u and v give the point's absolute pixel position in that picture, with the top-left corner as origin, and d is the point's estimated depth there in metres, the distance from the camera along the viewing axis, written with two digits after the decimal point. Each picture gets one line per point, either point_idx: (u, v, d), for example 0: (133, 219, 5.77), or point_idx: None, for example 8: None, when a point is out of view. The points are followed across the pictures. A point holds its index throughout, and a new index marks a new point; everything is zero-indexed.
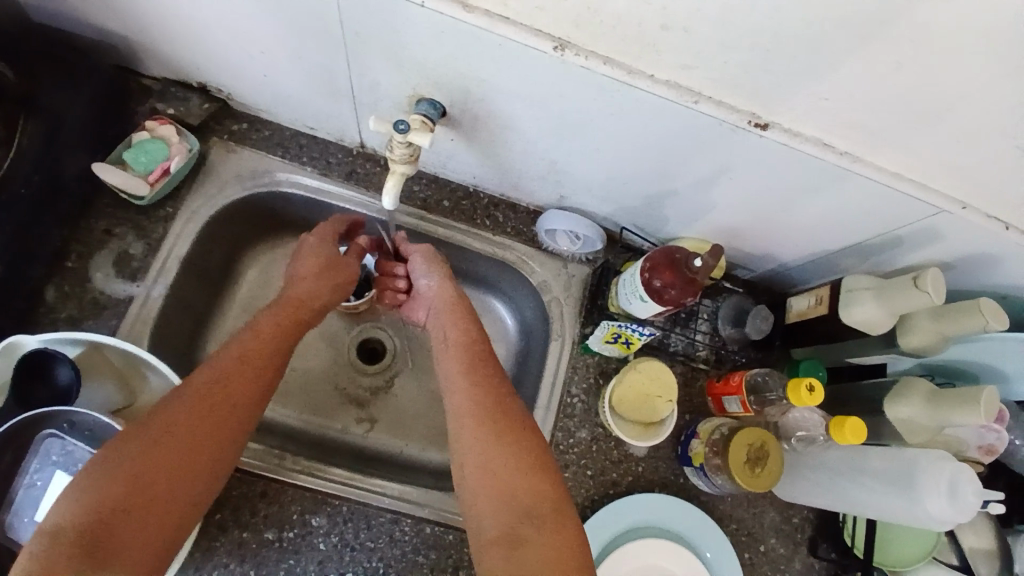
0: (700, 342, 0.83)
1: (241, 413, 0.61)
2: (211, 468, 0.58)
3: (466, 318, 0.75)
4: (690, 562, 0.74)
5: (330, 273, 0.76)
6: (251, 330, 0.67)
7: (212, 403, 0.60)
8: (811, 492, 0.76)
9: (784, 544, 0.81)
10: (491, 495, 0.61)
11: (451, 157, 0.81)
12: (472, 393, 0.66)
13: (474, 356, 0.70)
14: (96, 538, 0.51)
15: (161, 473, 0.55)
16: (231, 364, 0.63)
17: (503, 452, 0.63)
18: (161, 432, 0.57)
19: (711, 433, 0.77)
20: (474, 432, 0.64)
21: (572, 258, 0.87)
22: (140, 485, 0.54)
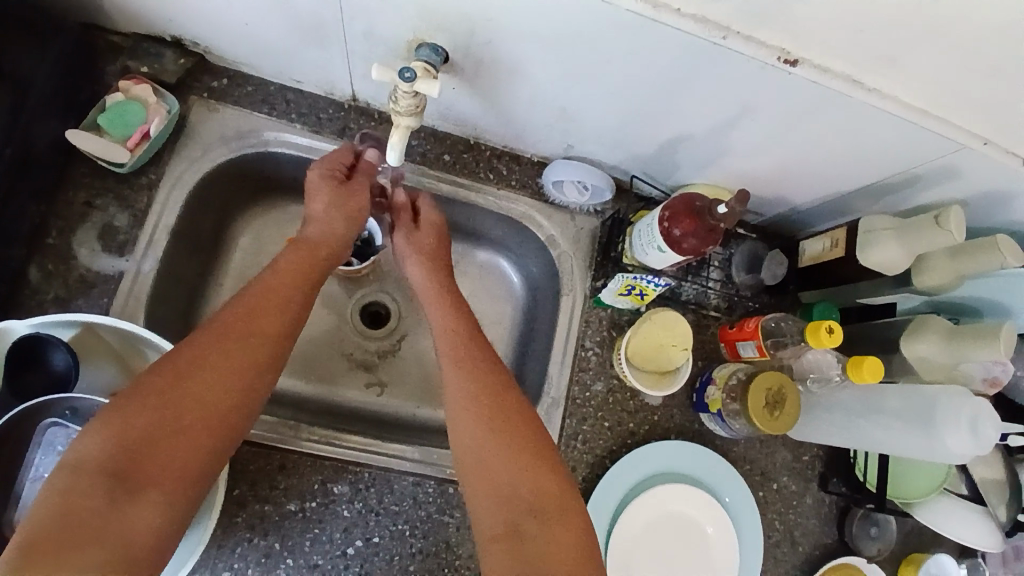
0: (713, 290, 0.81)
1: (266, 343, 0.60)
2: (239, 398, 0.57)
3: (455, 309, 0.71)
4: (709, 506, 0.76)
5: (343, 205, 0.71)
6: (272, 270, 0.65)
7: (234, 338, 0.58)
8: (826, 431, 0.77)
9: (796, 482, 0.83)
10: (493, 491, 0.60)
11: (450, 108, 0.76)
12: (466, 386, 0.64)
13: (464, 347, 0.67)
14: (122, 471, 0.50)
15: (182, 424, 0.54)
16: (253, 299, 0.61)
17: (510, 442, 0.61)
18: (184, 367, 0.55)
19: (727, 380, 0.77)
20: (471, 427, 0.63)
21: (580, 210, 0.84)
22: (164, 422, 0.53)
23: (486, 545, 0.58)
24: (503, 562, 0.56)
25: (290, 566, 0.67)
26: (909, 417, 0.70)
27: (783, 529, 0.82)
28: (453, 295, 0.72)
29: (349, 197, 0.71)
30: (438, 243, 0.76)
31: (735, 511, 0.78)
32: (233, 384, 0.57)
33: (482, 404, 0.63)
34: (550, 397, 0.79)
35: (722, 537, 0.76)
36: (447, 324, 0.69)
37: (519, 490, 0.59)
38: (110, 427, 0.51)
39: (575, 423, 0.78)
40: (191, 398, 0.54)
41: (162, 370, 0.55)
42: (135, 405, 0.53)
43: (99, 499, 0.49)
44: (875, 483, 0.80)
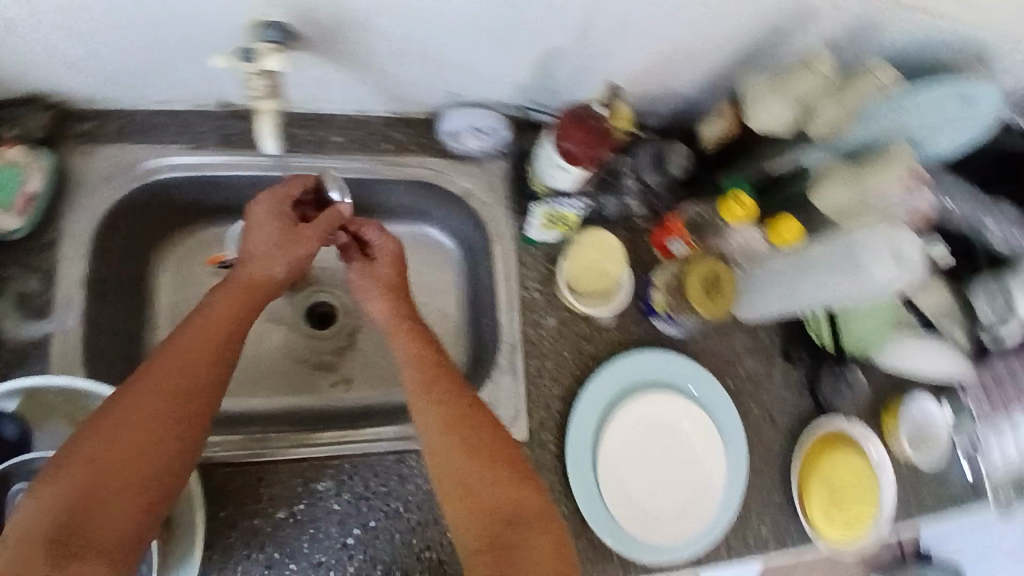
0: (632, 200, 0.82)
1: (206, 394, 0.56)
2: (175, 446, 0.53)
3: (427, 342, 0.67)
4: (679, 402, 0.78)
5: (288, 240, 0.68)
6: (201, 312, 0.60)
7: (166, 386, 0.54)
8: (771, 300, 0.79)
9: (761, 363, 0.85)
10: (470, 499, 0.58)
11: (322, 85, 0.76)
12: (441, 406, 0.61)
13: (437, 371, 0.64)
14: (63, 544, 0.46)
15: (117, 478, 0.50)
16: (184, 340, 0.57)
17: (478, 447, 0.60)
18: (113, 429, 0.51)
19: (663, 282, 0.80)
20: (451, 447, 0.59)
21: (485, 157, 0.84)
22: (100, 482, 0.49)
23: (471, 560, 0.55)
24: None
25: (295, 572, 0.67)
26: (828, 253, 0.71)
27: (759, 409, 0.83)
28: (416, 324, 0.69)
29: (299, 238, 0.68)
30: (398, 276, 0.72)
31: (708, 403, 0.80)
32: (168, 439, 0.52)
33: (455, 419, 0.61)
34: (505, 344, 0.79)
35: (702, 428, 0.78)
36: (414, 350, 0.66)
37: (496, 501, 0.57)
38: (46, 499, 0.48)
39: (535, 361, 0.79)
40: (125, 464, 0.50)
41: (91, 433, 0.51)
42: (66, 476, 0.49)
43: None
44: (832, 345, 0.83)
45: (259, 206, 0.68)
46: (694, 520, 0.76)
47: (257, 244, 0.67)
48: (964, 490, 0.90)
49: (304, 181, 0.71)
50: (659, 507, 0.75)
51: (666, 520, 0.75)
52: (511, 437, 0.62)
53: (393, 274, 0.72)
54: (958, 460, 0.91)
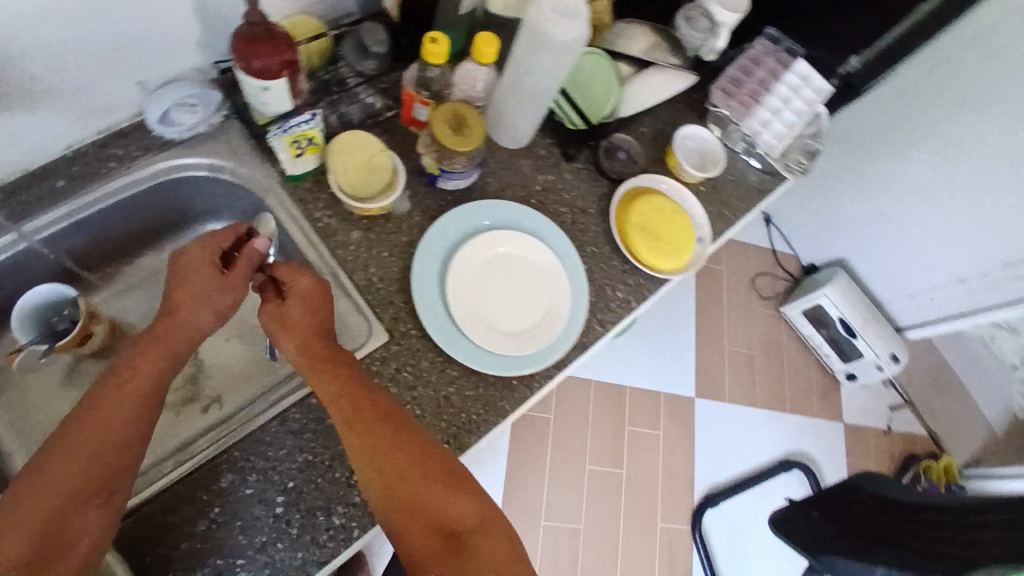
0: (368, 96, 0.88)
1: (139, 443, 0.60)
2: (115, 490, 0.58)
3: (344, 374, 0.69)
4: (499, 237, 0.85)
5: (212, 289, 0.70)
6: (127, 364, 0.64)
7: (88, 450, 0.57)
8: (520, 111, 0.87)
9: (549, 172, 0.95)
10: (407, 510, 0.61)
11: (17, 135, 0.77)
12: (371, 434, 0.64)
13: (361, 401, 0.67)
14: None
15: (64, 527, 0.54)
16: (95, 405, 0.60)
17: (411, 467, 0.63)
18: (38, 498, 0.54)
19: (426, 146, 0.84)
20: (387, 470, 0.63)
21: (212, 129, 0.87)
22: (50, 529, 0.53)
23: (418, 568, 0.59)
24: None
25: (246, 563, 0.67)
26: (536, 51, 0.77)
27: (567, 208, 0.94)
28: (335, 360, 0.70)
29: (228, 288, 0.71)
30: (314, 316, 0.72)
31: (518, 224, 0.89)
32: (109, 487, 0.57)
33: (383, 445, 0.64)
34: (326, 273, 0.82)
35: (517, 244, 0.86)
36: (333, 389, 0.68)
37: (436, 517, 0.61)
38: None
39: (360, 273, 0.82)
40: (56, 534, 0.54)
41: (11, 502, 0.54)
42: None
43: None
44: (581, 121, 0.95)
45: (193, 250, 0.71)
46: (556, 311, 0.85)
47: (187, 297, 0.70)
48: (760, 178, 1.09)
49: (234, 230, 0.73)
50: (526, 323, 0.84)
51: (537, 329, 0.83)
52: (445, 453, 0.66)
53: (308, 315, 0.72)
54: (744, 158, 1.10)
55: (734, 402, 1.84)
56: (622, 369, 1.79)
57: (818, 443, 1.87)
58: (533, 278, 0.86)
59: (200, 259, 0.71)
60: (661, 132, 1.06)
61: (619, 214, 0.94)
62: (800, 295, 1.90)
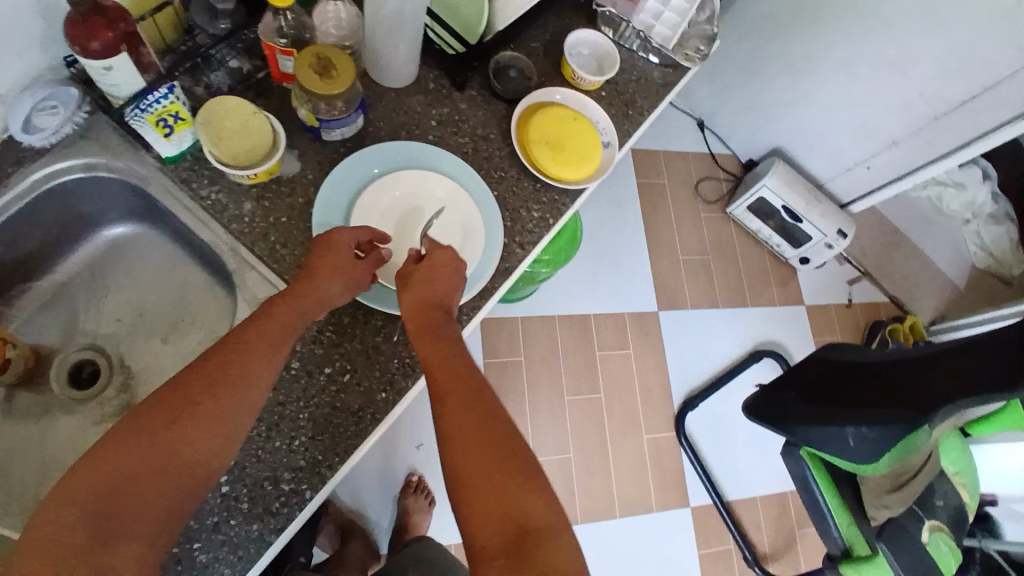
0: (230, 59, 0.83)
1: (249, 407, 0.64)
2: (216, 452, 0.61)
3: (462, 357, 0.69)
4: (399, 179, 0.84)
5: (337, 263, 0.73)
6: (258, 317, 0.69)
7: (225, 383, 0.63)
8: (392, 46, 0.84)
9: (441, 105, 0.93)
10: (473, 499, 0.57)
11: None
12: (454, 414, 0.62)
13: (458, 376, 0.66)
14: (108, 523, 0.54)
15: (166, 471, 0.59)
16: (224, 360, 0.65)
17: (487, 457, 0.59)
18: (153, 437, 0.59)
19: (299, 98, 0.80)
20: (459, 451, 0.59)
21: (78, 128, 0.82)
22: (154, 467, 0.58)
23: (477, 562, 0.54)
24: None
25: (203, 545, 0.67)
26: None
27: (466, 137, 0.92)
28: (454, 344, 0.70)
29: (362, 264, 0.74)
30: (439, 293, 0.74)
31: (414, 164, 0.86)
32: (213, 447, 0.61)
33: (462, 423, 0.61)
34: (226, 251, 0.79)
35: (415, 182, 0.85)
36: (443, 357, 0.68)
37: (504, 510, 0.56)
38: (88, 478, 0.55)
39: (260, 244, 0.79)
40: (180, 453, 0.60)
41: (150, 410, 0.60)
42: (122, 447, 0.57)
43: (73, 551, 0.52)
44: (459, 46, 0.92)
45: (341, 234, 0.74)
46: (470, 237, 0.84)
47: (327, 267, 0.72)
48: (664, 73, 1.07)
49: (369, 232, 0.77)
50: None
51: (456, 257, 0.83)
52: (527, 452, 0.61)
53: (436, 289, 0.74)
54: (643, 56, 1.07)
55: (696, 307, 1.87)
56: (582, 297, 1.78)
57: (781, 329, 1.93)
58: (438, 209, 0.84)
59: (348, 241, 0.74)
60: (552, 45, 1.03)
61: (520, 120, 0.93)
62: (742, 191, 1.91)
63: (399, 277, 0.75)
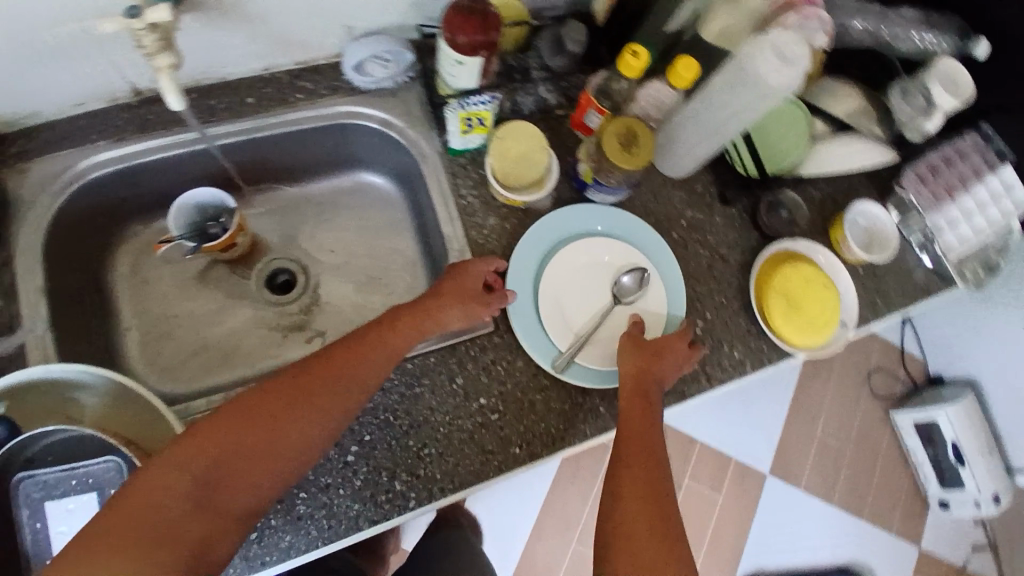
0: (543, 87, 0.86)
1: (337, 412, 0.66)
2: (302, 454, 0.64)
3: (651, 420, 0.71)
4: (609, 245, 0.84)
5: (460, 292, 0.76)
6: (359, 330, 0.72)
7: (331, 386, 0.66)
8: (692, 145, 0.82)
9: (700, 211, 0.89)
10: (631, 558, 0.62)
11: (222, 51, 0.78)
12: (635, 472, 0.67)
13: (648, 445, 0.69)
14: (209, 494, 0.59)
15: (255, 462, 0.61)
16: (325, 368, 0.67)
17: (649, 527, 0.64)
18: (250, 430, 0.62)
19: (587, 151, 0.82)
20: (631, 506, 0.65)
21: (396, 86, 0.87)
22: (241, 455, 0.61)
23: None
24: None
25: (307, 498, 0.71)
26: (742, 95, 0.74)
27: (708, 252, 0.88)
28: (656, 418, 0.72)
29: (473, 300, 0.75)
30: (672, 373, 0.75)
31: (639, 244, 0.85)
32: (300, 445, 0.64)
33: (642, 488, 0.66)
34: (455, 251, 0.83)
35: (629, 258, 0.84)
36: (641, 418, 0.71)
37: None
38: (198, 447, 0.60)
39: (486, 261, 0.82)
40: (280, 445, 0.63)
41: (257, 396, 0.64)
42: (232, 424, 0.62)
43: (176, 516, 0.57)
44: (756, 171, 0.87)
45: (475, 267, 0.77)
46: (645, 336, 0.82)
47: (452, 289, 0.76)
48: (925, 277, 0.98)
49: (490, 265, 0.78)
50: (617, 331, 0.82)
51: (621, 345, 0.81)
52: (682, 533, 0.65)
53: (678, 369, 0.76)
54: (913, 251, 0.99)
55: (810, 495, 1.69)
56: (699, 420, 1.69)
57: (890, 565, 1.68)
58: (635, 295, 0.82)
59: (471, 272, 0.77)
60: (831, 199, 0.97)
61: (775, 251, 0.87)
62: (916, 403, 1.69)
63: (625, 336, 0.77)
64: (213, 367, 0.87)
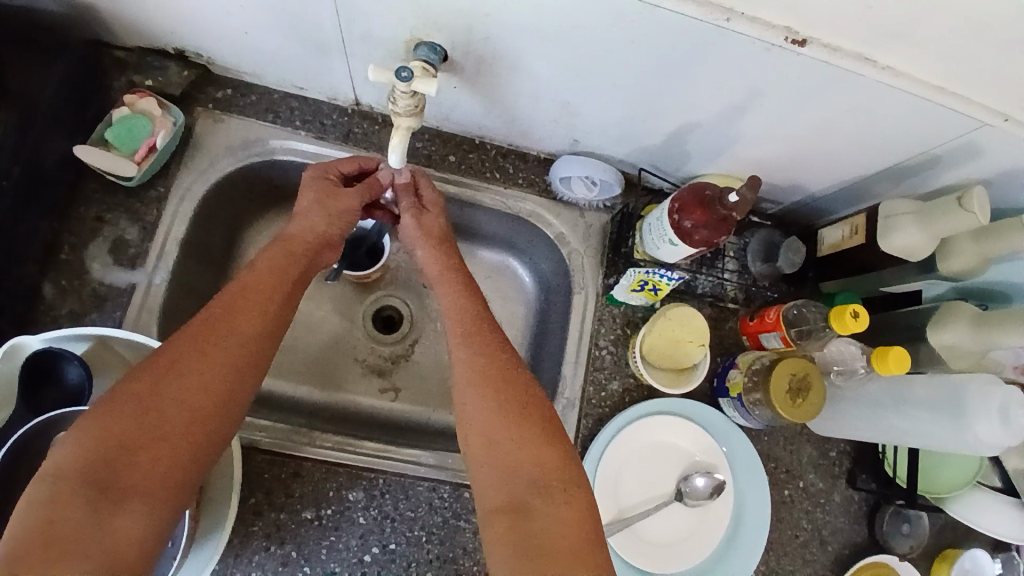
0: (729, 281, 0.80)
1: (246, 342, 0.56)
2: (218, 404, 0.53)
3: (467, 287, 0.67)
4: (702, 439, 0.77)
5: (329, 204, 0.67)
6: (249, 267, 0.61)
7: (227, 331, 0.56)
8: (851, 425, 0.74)
9: (823, 479, 0.81)
10: (495, 465, 0.58)
11: (454, 107, 0.75)
12: (474, 360, 0.62)
13: (473, 324, 0.64)
14: (104, 477, 0.48)
15: (164, 425, 0.51)
16: (191, 345, 0.54)
17: (497, 399, 0.60)
18: (132, 399, 0.50)
19: (748, 363, 0.75)
20: (478, 400, 0.60)
21: (589, 207, 0.82)
22: (151, 426, 0.50)
23: (488, 518, 0.56)
24: (504, 532, 0.55)
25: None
26: (933, 427, 0.68)
27: (811, 528, 0.79)
28: (462, 274, 0.68)
29: (344, 199, 0.68)
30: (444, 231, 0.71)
31: (731, 459, 0.77)
32: (216, 390, 0.53)
33: (485, 377, 0.61)
34: (564, 398, 0.77)
35: (713, 461, 0.76)
36: (458, 303, 0.66)
37: (522, 459, 0.57)
38: (95, 432, 0.49)
39: (591, 424, 0.76)
40: (182, 399, 0.52)
41: (142, 379, 0.51)
42: (147, 399, 0.51)
43: (78, 512, 0.46)
44: (905, 478, 0.78)
45: (299, 205, 0.67)
46: (695, 551, 0.74)
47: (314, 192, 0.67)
48: None
49: (357, 161, 0.71)
50: (668, 535, 0.74)
51: (665, 551, 0.73)
52: (538, 392, 0.61)
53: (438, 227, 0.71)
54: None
55: None
56: None
57: None
58: (700, 502, 0.75)
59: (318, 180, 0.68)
60: (951, 523, 0.84)
61: (874, 564, 0.78)
62: None
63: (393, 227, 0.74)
64: (285, 372, 0.84)
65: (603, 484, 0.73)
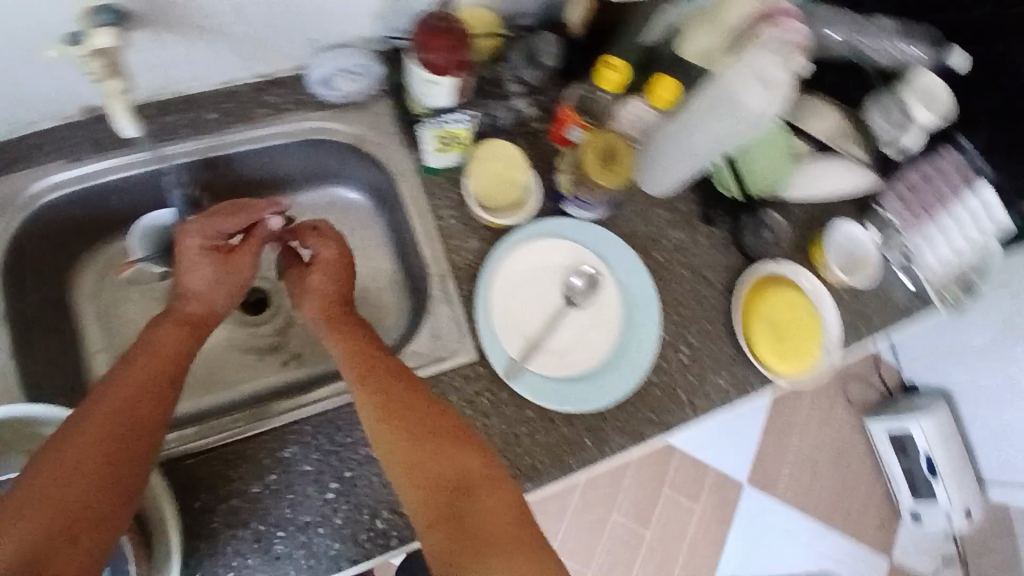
0: (518, 101, 0.84)
1: (146, 427, 0.55)
2: (121, 491, 0.52)
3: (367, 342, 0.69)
4: (562, 245, 0.82)
5: (227, 277, 0.70)
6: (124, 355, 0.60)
7: (126, 422, 0.55)
8: (673, 162, 0.80)
9: (683, 228, 0.88)
10: (416, 472, 0.59)
11: (177, 63, 0.74)
12: (375, 398, 0.63)
13: (369, 363, 0.66)
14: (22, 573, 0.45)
15: (70, 523, 0.48)
16: (89, 431, 0.53)
17: (404, 421, 0.62)
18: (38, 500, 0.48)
19: (566, 164, 0.81)
20: (390, 428, 0.61)
21: (367, 99, 0.83)
22: (58, 522, 0.48)
23: (426, 534, 0.57)
24: (443, 545, 0.55)
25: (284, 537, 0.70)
26: (722, 124, 0.73)
27: (692, 272, 0.87)
28: (358, 330, 0.71)
29: (237, 268, 0.71)
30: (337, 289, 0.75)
31: (597, 249, 0.83)
32: (110, 478, 0.51)
33: (393, 407, 0.63)
34: (434, 275, 0.79)
35: (578, 259, 0.83)
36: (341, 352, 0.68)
37: (443, 472, 0.59)
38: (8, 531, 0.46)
39: (466, 284, 0.80)
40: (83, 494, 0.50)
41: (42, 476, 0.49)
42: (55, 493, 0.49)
43: None
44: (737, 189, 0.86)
45: (195, 284, 0.69)
46: (598, 345, 0.81)
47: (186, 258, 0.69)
48: (896, 293, 0.93)
49: (236, 216, 0.71)
50: (569, 341, 0.80)
51: (571, 355, 0.80)
52: (444, 410, 0.64)
53: (331, 283, 0.74)
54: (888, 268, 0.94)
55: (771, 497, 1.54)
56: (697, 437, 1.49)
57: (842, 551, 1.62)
58: (586, 298, 0.82)
59: (194, 247, 0.69)
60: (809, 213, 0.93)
61: (755, 278, 0.86)
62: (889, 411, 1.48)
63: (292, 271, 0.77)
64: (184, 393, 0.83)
65: (496, 321, 0.78)
